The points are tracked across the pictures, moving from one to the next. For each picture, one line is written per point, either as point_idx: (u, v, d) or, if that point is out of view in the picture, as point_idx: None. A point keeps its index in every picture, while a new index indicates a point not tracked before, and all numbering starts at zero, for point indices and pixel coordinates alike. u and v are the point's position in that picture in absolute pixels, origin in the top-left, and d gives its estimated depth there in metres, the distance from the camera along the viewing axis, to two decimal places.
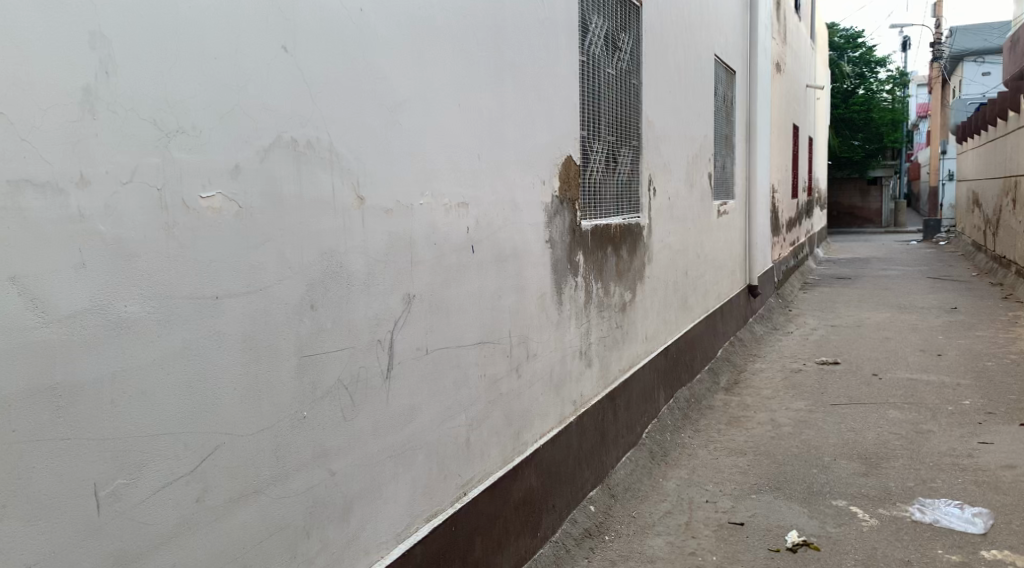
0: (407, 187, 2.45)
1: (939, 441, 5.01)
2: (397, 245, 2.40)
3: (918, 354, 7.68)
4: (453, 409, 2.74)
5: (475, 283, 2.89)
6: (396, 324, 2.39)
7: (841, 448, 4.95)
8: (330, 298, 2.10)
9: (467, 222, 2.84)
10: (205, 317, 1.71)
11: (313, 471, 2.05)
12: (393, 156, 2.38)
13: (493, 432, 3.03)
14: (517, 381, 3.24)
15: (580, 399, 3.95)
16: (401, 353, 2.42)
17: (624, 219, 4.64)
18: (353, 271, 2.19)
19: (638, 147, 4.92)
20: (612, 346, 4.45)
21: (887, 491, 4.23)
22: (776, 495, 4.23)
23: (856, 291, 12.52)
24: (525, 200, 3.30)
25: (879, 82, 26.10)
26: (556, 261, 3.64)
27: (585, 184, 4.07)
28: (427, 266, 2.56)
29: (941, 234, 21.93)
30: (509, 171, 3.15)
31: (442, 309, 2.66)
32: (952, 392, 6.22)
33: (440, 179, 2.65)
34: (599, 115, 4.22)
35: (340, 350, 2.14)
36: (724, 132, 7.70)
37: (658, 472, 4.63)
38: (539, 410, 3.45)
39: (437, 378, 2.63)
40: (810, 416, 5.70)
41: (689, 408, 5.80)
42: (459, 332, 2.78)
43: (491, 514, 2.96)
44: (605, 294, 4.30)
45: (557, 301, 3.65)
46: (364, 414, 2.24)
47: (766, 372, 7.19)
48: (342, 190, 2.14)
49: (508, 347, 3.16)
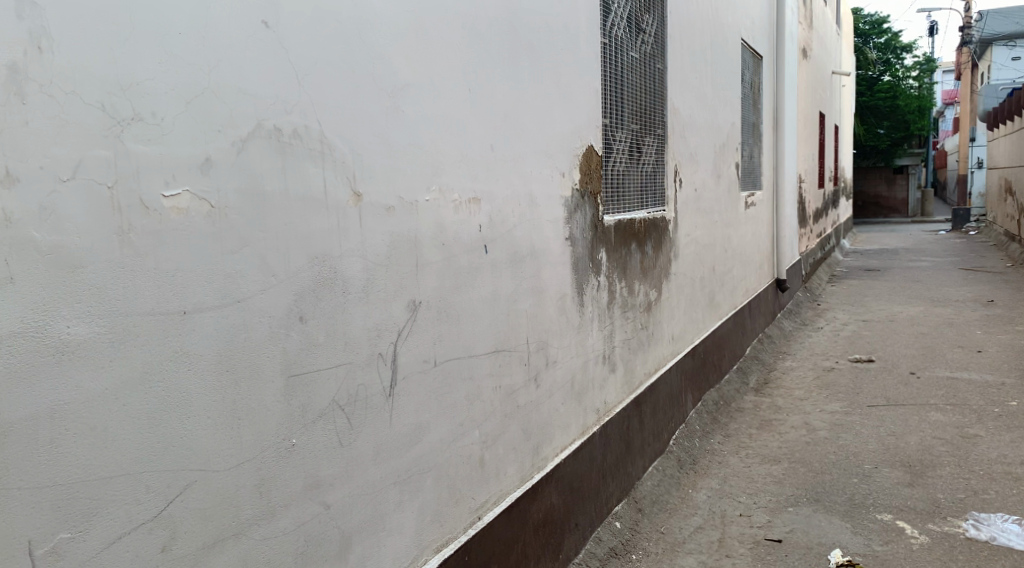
0: (411, 181, 2.20)
1: (987, 447, 4.70)
2: (400, 247, 2.14)
3: (957, 351, 7.33)
4: (465, 426, 2.49)
5: (488, 286, 2.63)
6: (400, 335, 2.14)
7: (882, 455, 4.65)
8: (323, 308, 1.85)
9: (479, 218, 2.58)
10: (169, 337, 1.46)
11: (304, 508, 1.80)
12: (395, 146, 2.12)
13: (509, 449, 2.77)
14: (535, 392, 2.98)
15: (603, 407, 3.69)
16: (406, 367, 2.17)
17: (648, 212, 4.36)
18: (349, 276, 1.94)
19: (663, 135, 4.63)
20: (637, 349, 4.18)
21: (935, 504, 3.94)
22: (815, 509, 3.94)
23: (886, 284, 12.12)
24: (542, 194, 3.04)
25: (905, 68, 25.51)
26: (577, 260, 3.37)
27: (607, 175, 3.79)
28: (435, 270, 2.31)
29: (970, 223, 21.39)
30: (525, 162, 2.89)
31: (451, 315, 2.40)
32: (997, 392, 5.89)
33: (449, 172, 2.39)
34: (622, 101, 3.94)
35: (335, 367, 1.89)
36: (752, 120, 7.39)
37: (687, 482, 4.35)
38: (559, 422, 3.19)
39: (446, 393, 2.37)
40: (847, 419, 5.40)
41: (718, 411, 5.52)
42: (472, 341, 2.52)
43: (509, 539, 2.70)
44: (629, 293, 4.03)
45: (578, 303, 3.39)
46: (363, 437, 1.99)
47: (797, 370, 6.89)
48: (336, 185, 1.89)
49: (526, 355, 2.90)
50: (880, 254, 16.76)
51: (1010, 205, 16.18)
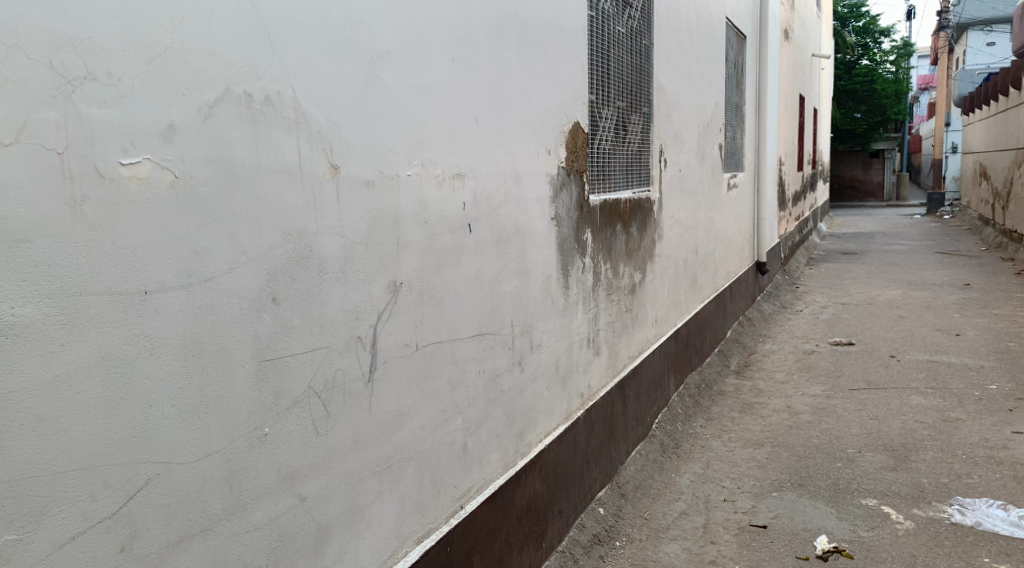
0: (391, 155, 2.08)
1: (969, 431, 4.68)
2: (380, 224, 2.02)
3: (935, 334, 7.34)
4: (448, 412, 2.38)
5: (473, 266, 2.53)
6: (380, 317, 2.03)
7: (865, 439, 4.62)
8: (297, 289, 1.73)
9: (464, 196, 2.47)
10: (129, 319, 1.34)
11: (277, 500, 1.69)
12: (374, 117, 2.00)
13: (493, 434, 2.67)
14: (519, 376, 2.88)
15: (587, 391, 3.60)
16: (386, 351, 2.06)
17: (634, 192, 4.26)
18: (326, 255, 1.82)
19: (649, 113, 4.53)
20: (622, 331, 4.09)
21: (920, 488, 3.91)
22: (799, 493, 3.89)
23: (863, 267, 12.16)
24: (528, 171, 2.93)
25: (883, 52, 25.59)
26: (562, 240, 3.27)
27: (593, 154, 3.69)
28: (417, 249, 2.19)
29: (945, 207, 21.56)
30: (511, 138, 2.78)
31: (434, 297, 2.29)
32: (977, 375, 5.89)
33: (432, 145, 2.27)
34: (609, 78, 3.83)
35: (310, 352, 1.77)
36: (735, 102, 7.31)
37: (670, 466, 4.29)
38: (543, 406, 3.10)
39: (428, 378, 2.27)
40: (828, 402, 5.36)
41: (700, 394, 5.46)
42: (455, 323, 2.42)
43: (491, 528, 2.61)
44: (614, 275, 3.94)
45: (563, 285, 3.29)
46: (341, 426, 1.88)
47: (778, 353, 6.85)
48: (312, 157, 1.77)
49: (510, 338, 2.80)
50: (857, 237, 16.83)
51: (984, 190, 16.30)
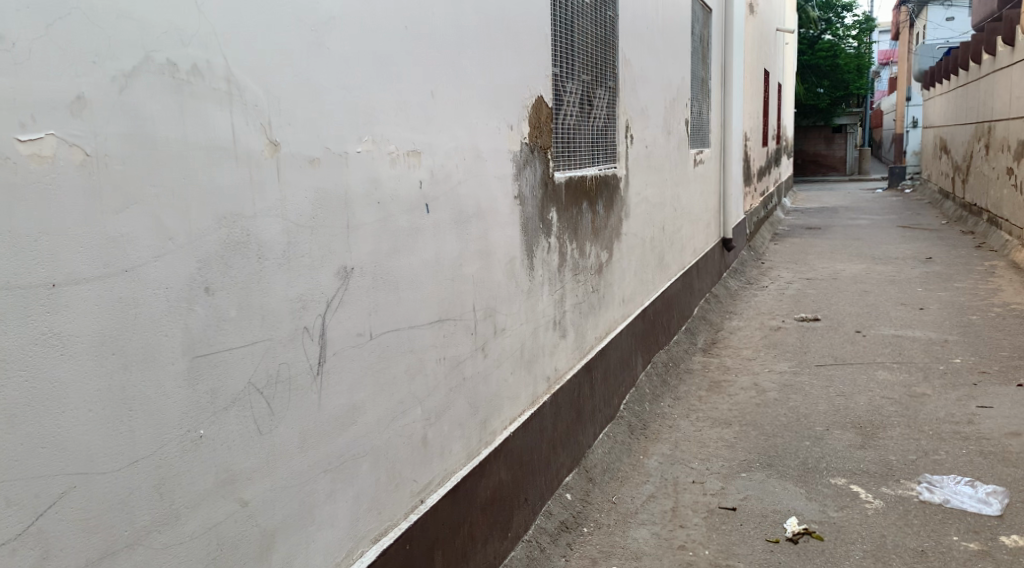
0: (339, 130, 1.93)
1: (935, 406, 4.67)
2: (327, 204, 1.88)
3: (899, 308, 7.36)
4: (406, 403, 2.26)
5: (431, 248, 2.40)
6: (330, 305, 1.90)
7: (833, 416, 4.59)
8: (233, 277, 1.59)
9: (420, 174, 2.33)
10: (33, 315, 1.19)
11: (216, 507, 1.55)
12: (319, 90, 1.85)
13: (455, 424, 2.56)
14: (482, 362, 2.76)
15: (554, 374, 3.50)
16: (337, 341, 1.93)
17: (599, 168, 4.15)
18: (266, 240, 1.68)
19: (615, 87, 4.41)
20: (588, 313, 3.99)
21: (888, 465, 3.88)
22: (768, 474, 3.84)
23: (827, 241, 12.21)
24: (489, 148, 2.80)
25: (846, 27, 25.71)
26: (526, 221, 3.15)
27: (558, 130, 3.56)
28: (370, 232, 2.06)
29: (906, 181, 21.79)
30: (470, 113, 2.64)
31: (389, 283, 2.16)
32: (941, 349, 5.90)
33: (384, 120, 2.13)
34: (573, 50, 3.70)
35: (250, 345, 1.64)
36: (701, 76, 7.22)
37: (638, 448, 4.21)
38: (507, 392, 2.99)
39: (384, 368, 2.14)
40: (796, 379, 5.33)
41: (668, 372, 5.40)
42: (412, 309, 2.29)
43: (454, 522, 2.50)
44: (580, 255, 3.83)
45: (527, 266, 3.18)
46: (287, 424, 1.75)
47: (745, 330, 6.82)
48: (248, 133, 1.62)
49: (472, 323, 2.68)
50: (820, 212, 16.92)
51: (944, 164, 16.48)
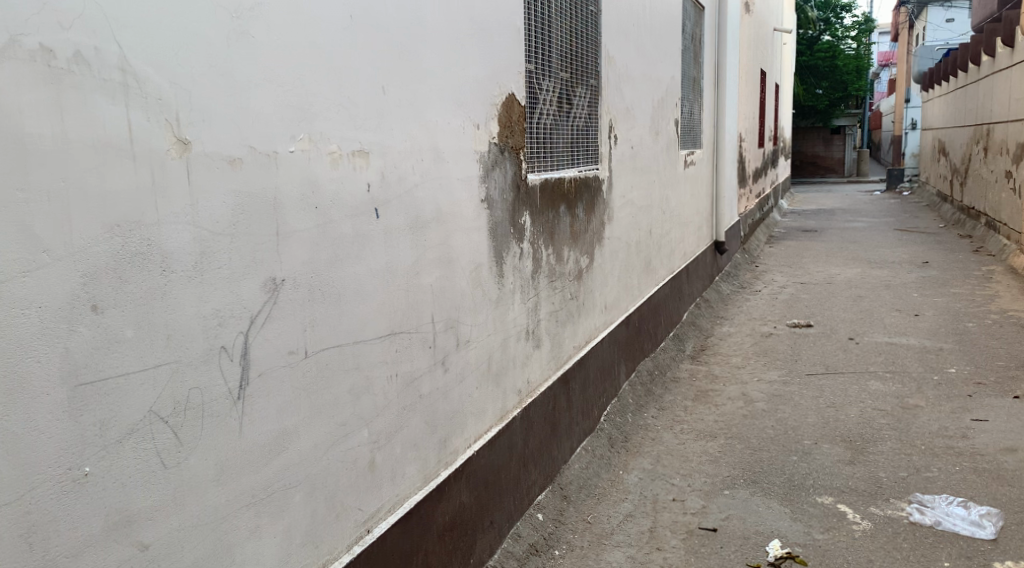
0: (267, 128, 1.76)
1: (928, 419, 4.49)
2: (250, 210, 1.71)
3: (894, 315, 7.18)
4: (350, 426, 2.08)
5: (382, 256, 2.21)
6: (253, 322, 1.72)
7: (822, 429, 4.41)
8: (129, 293, 1.42)
9: (369, 176, 2.15)
10: None
11: (105, 553, 1.38)
12: (242, 82, 1.68)
13: (410, 445, 2.38)
14: (442, 378, 2.58)
15: (526, 387, 3.33)
16: (262, 361, 1.76)
17: (579, 170, 3.97)
18: (171, 250, 1.51)
19: (597, 85, 4.23)
20: (566, 321, 3.82)
21: (878, 483, 3.70)
22: (752, 491, 3.66)
23: (822, 244, 12.04)
24: (451, 148, 2.61)
25: (845, 28, 25.54)
26: (495, 225, 2.97)
27: (532, 129, 3.37)
28: (304, 240, 1.88)
29: (904, 183, 21.62)
30: (429, 111, 2.46)
31: (329, 295, 1.98)
32: (935, 358, 5.72)
33: (324, 117, 1.95)
34: (549, 45, 3.52)
35: (152, 369, 1.47)
36: (693, 75, 7.03)
37: (618, 462, 4.04)
38: (472, 408, 2.81)
39: (323, 387, 1.96)
40: (785, 389, 5.15)
41: (653, 381, 5.22)
42: (358, 323, 2.11)
43: (407, 551, 2.33)
44: (557, 261, 3.65)
45: (496, 274, 3.00)
46: (199, 455, 1.58)
47: (735, 336, 6.64)
48: (148, 130, 1.46)
49: (431, 336, 2.50)
50: (817, 214, 16.74)
51: (942, 166, 16.32)
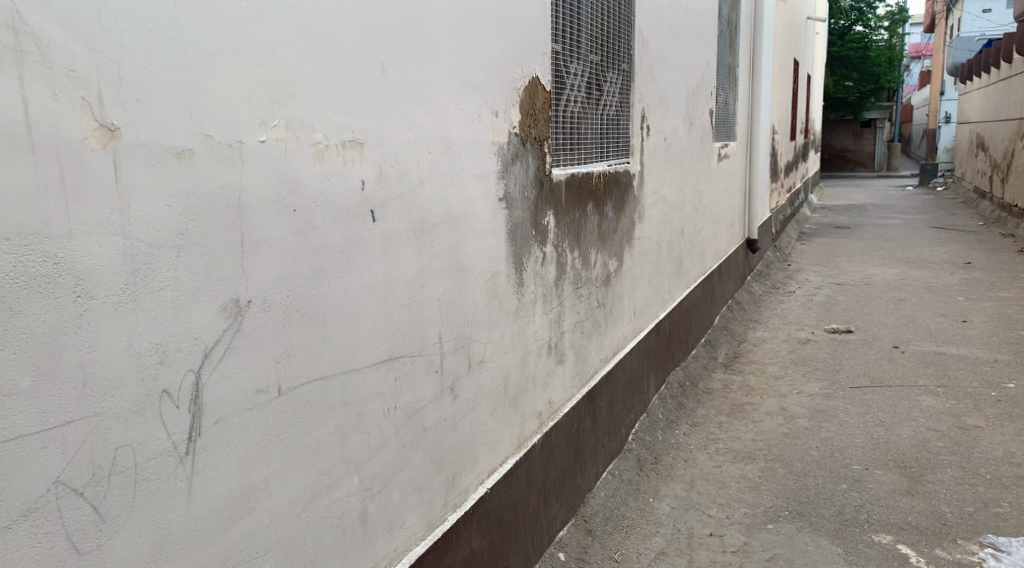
0: (229, 110, 1.39)
1: (990, 442, 4.08)
2: (204, 214, 1.34)
3: (940, 321, 6.73)
4: (336, 474, 1.72)
5: (378, 267, 1.84)
6: (206, 357, 1.36)
7: (872, 452, 4.01)
8: (22, 329, 1.06)
9: (363, 172, 1.78)
10: None
11: None
12: (195, 49, 1.31)
13: (411, 489, 2.02)
14: (451, 407, 2.22)
15: (547, 409, 2.96)
16: (219, 405, 1.39)
17: (609, 164, 3.58)
18: (88, 270, 1.15)
19: (630, 70, 3.84)
20: (592, 332, 3.44)
21: (941, 519, 3.30)
22: (799, 527, 3.27)
23: (857, 242, 11.55)
24: (463, 138, 2.24)
25: (878, 18, 24.84)
26: (514, 227, 2.60)
27: (557, 118, 2.99)
28: (277, 251, 1.51)
29: (938, 178, 20.97)
30: (438, 93, 2.09)
31: (309, 318, 1.61)
32: (990, 371, 5.28)
33: (304, 99, 1.58)
34: (577, 23, 3.14)
35: (58, 428, 1.12)
36: (728, 62, 6.59)
37: (647, 488, 3.67)
38: (485, 437, 2.45)
39: (299, 432, 1.60)
40: (828, 404, 4.74)
41: (684, 394, 4.83)
42: (347, 350, 1.74)
43: None
44: (583, 266, 3.27)
45: (515, 283, 2.62)
46: (129, 532, 1.22)
47: (770, 342, 6.23)
48: (54, 110, 1.10)
49: (437, 359, 2.13)
50: (848, 210, 16.18)
51: (980, 162, 15.72)
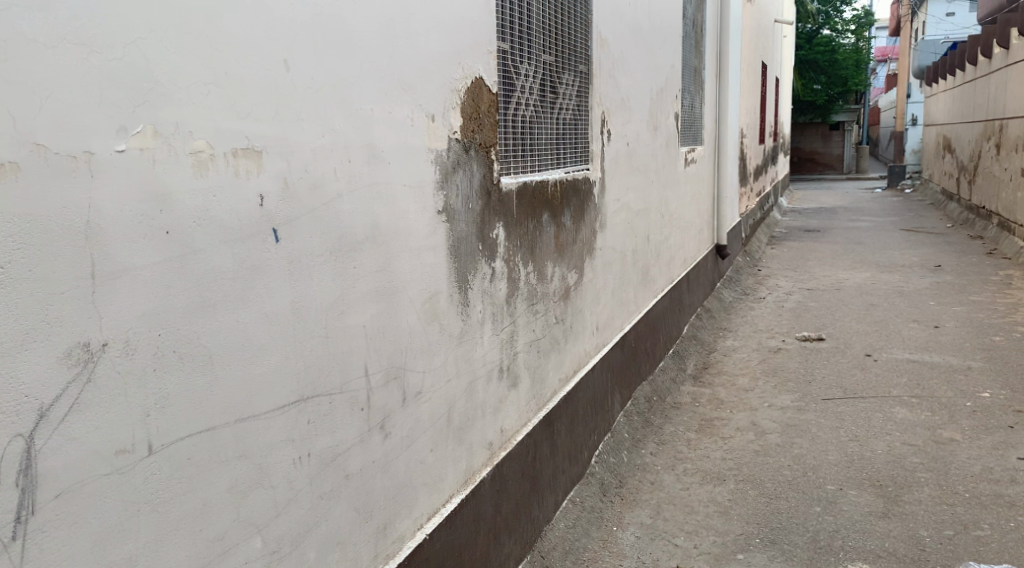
0: (73, 113, 1.15)
1: (967, 457, 3.91)
2: (39, 240, 1.10)
3: (912, 327, 6.59)
4: (231, 539, 1.47)
5: (284, 295, 1.60)
6: (44, 416, 1.11)
7: (846, 470, 3.82)
8: None
9: (264, 185, 1.54)
10: None
11: None
12: (23, 39, 1.07)
13: (331, 545, 1.78)
14: (381, 448, 1.97)
15: (498, 438, 2.72)
16: (65, 471, 1.14)
17: (566, 170, 3.36)
18: None
19: (589, 70, 3.62)
20: (549, 351, 3.21)
21: (919, 544, 3.11)
22: (770, 556, 3.06)
23: (827, 246, 11.45)
24: (393, 145, 2.00)
25: (845, 22, 24.99)
26: (457, 242, 2.36)
27: (506, 122, 2.76)
28: (144, 282, 1.27)
29: (905, 180, 21.06)
30: (359, 95, 1.85)
31: (193, 358, 1.37)
32: (964, 380, 5.12)
33: (182, 99, 1.34)
34: (528, 19, 2.92)
35: None
36: (694, 65, 6.42)
37: (610, 515, 3.44)
38: (425, 475, 2.20)
39: (179, 494, 1.35)
40: (800, 418, 4.55)
41: (651, 410, 4.62)
42: (245, 392, 1.49)
43: None
44: (538, 281, 3.04)
45: (459, 304, 2.39)
46: None
47: (741, 352, 6.05)
48: None
49: (364, 394, 1.89)
50: (818, 213, 16.15)
51: (948, 163, 15.76)
